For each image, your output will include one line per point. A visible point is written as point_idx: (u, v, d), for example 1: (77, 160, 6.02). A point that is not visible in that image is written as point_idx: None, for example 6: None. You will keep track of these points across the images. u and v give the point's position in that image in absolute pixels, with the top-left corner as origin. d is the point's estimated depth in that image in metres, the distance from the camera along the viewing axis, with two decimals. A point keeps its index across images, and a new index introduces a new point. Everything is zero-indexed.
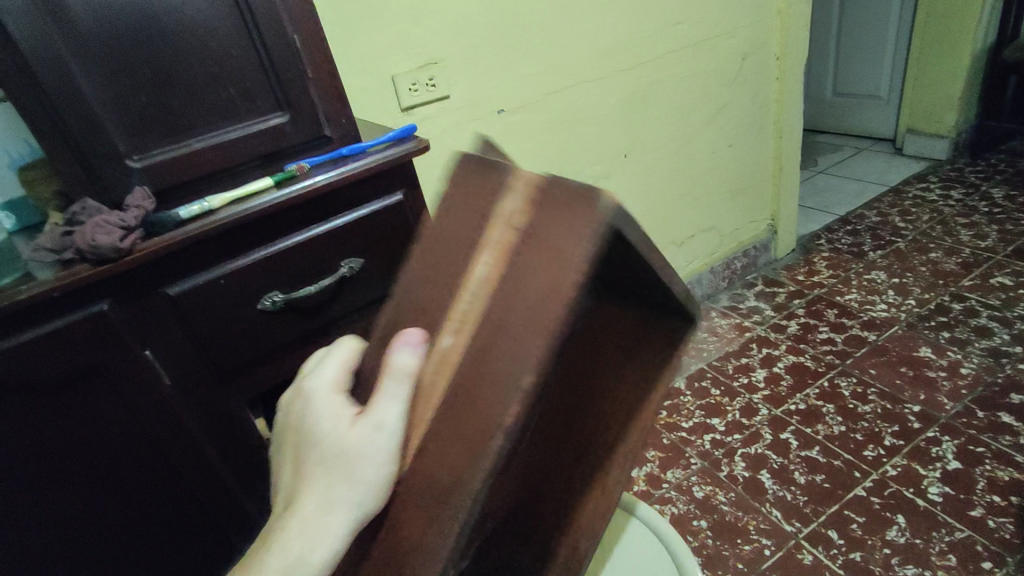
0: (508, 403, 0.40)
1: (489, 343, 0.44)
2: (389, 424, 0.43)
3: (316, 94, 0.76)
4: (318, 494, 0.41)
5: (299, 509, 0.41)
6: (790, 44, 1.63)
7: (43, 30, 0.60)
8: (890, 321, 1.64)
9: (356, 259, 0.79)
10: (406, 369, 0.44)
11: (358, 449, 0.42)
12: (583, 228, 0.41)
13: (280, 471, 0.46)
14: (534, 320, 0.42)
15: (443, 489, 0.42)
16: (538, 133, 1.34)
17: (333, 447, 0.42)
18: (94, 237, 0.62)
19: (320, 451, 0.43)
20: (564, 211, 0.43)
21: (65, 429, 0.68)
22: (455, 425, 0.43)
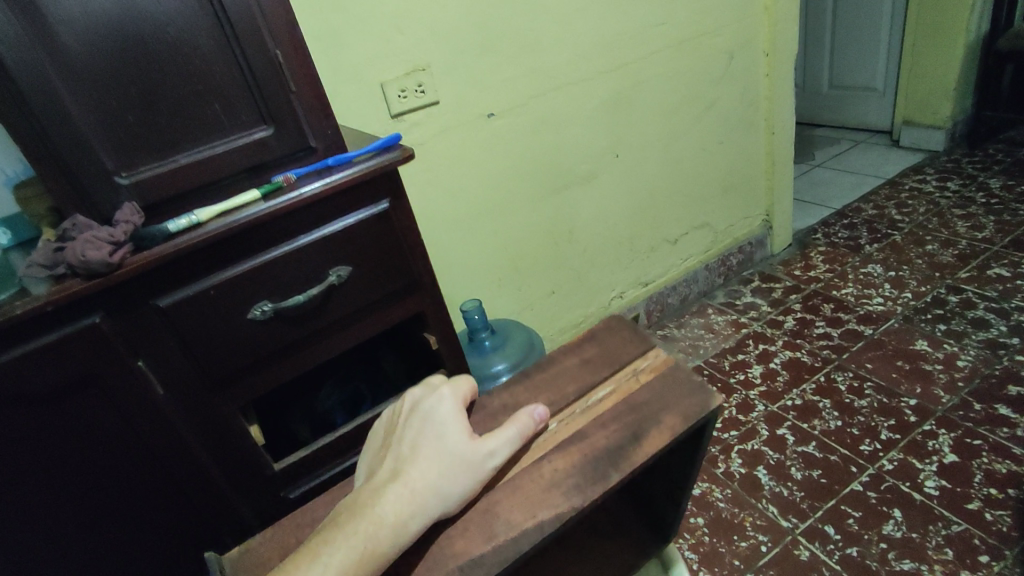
0: (593, 484, 0.65)
1: (589, 436, 0.71)
2: (496, 454, 0.66)
3: (299, 106, 0.77)
4: (439, 476, 0.61)
5: (424, 477, 0.60)
6: (779, 41, 1.63)
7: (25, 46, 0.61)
8: (886, 315, 1.64)
9: (344, 267, 0.80)
10: (519, 430, 0.69)
11: (474, 461, 0.64)
12: (687, 418, 0.70)
13: (399, 450, 0.64)
14: (625, 446, 0.68)
15: (515, 516, 0.64)
16: (528, 136, 1.35)
17: (461, 454, 0.64)
18: (84, 253, 0.64)
19: (450, 450, 0.64)
20: (673, 399, 0.73)
21: (63, 438, 0.70)
22: (533, 489, 0.66)
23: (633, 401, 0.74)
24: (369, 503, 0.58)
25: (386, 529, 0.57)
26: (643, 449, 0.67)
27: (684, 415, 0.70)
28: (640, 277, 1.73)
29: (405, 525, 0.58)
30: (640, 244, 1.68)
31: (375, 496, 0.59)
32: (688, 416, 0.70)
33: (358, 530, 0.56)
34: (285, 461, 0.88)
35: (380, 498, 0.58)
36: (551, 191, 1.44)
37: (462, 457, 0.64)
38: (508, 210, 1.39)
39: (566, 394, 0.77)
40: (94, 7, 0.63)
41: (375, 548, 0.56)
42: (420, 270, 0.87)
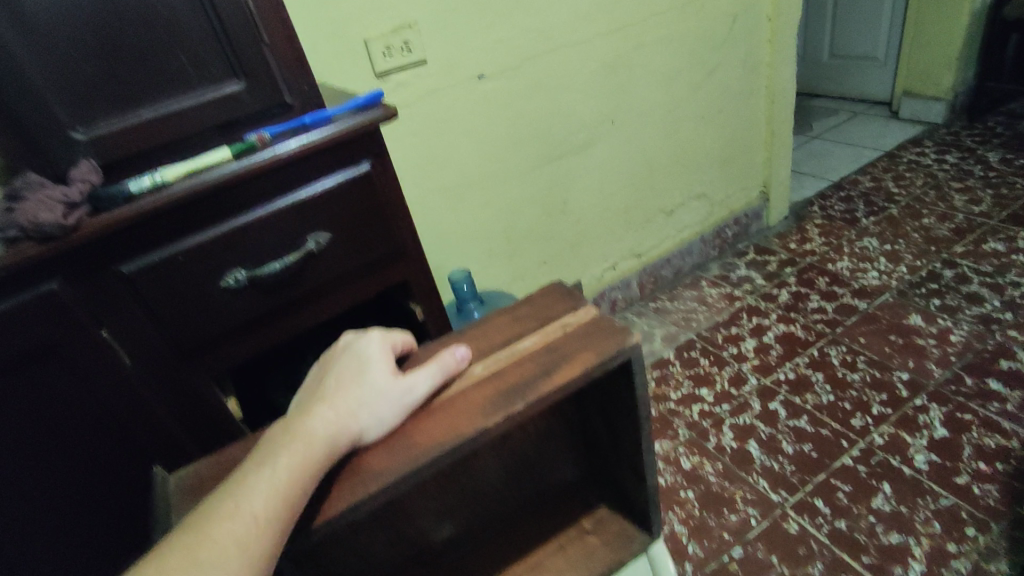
0: (489, 415, 0.47)
1: (500, 372, 0.52)
2: (417, 388, 0.49)
3: (273, 58, 0.71)
4: (356, 409, 0.46)
5: (337, 409, 0.46)
6: (782, 4, 1.57)
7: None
8: (881, 289, 1.62)
9: (324, 234, 0.75)
10: (451, 361, 0.52)
11: (394, 395, 0.48)
12: (603, 352, 0.50)
13: (311, 388, 0.49)
14: (536, 381, 0.49)
15: (417, 444, 0.47)
16: (520, 99, 1.29)
17: (379, 386, 0.48)
18: (36, 214, 0.59)
19: (365, 381, 0.48)
20: (596, 331, 0.53)
21: (24, 412, 0.66)
22: (453, 415, 0.48)
23: (556, 334, 0.54)
24: (266, 451, 0.43)
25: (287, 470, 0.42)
26: (551, 379, 0.49)
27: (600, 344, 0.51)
28: (633, 249, 1.69)
29: (310, 466, 0.43)
30: (634, 215, 1.64)
31: (273, 441, 0.44)
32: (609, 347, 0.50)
33: (250, 484, 0.41)
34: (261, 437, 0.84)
35: (275, 443, 0.43)
36: (543, 158, 1.39)
37: (374, 388, 0.48)
38: (498, 178, 1.34)
39: (486, 335, 0.58)
40: None
41: (271, 501, 0.40)
42: (405, 238, 0.83)
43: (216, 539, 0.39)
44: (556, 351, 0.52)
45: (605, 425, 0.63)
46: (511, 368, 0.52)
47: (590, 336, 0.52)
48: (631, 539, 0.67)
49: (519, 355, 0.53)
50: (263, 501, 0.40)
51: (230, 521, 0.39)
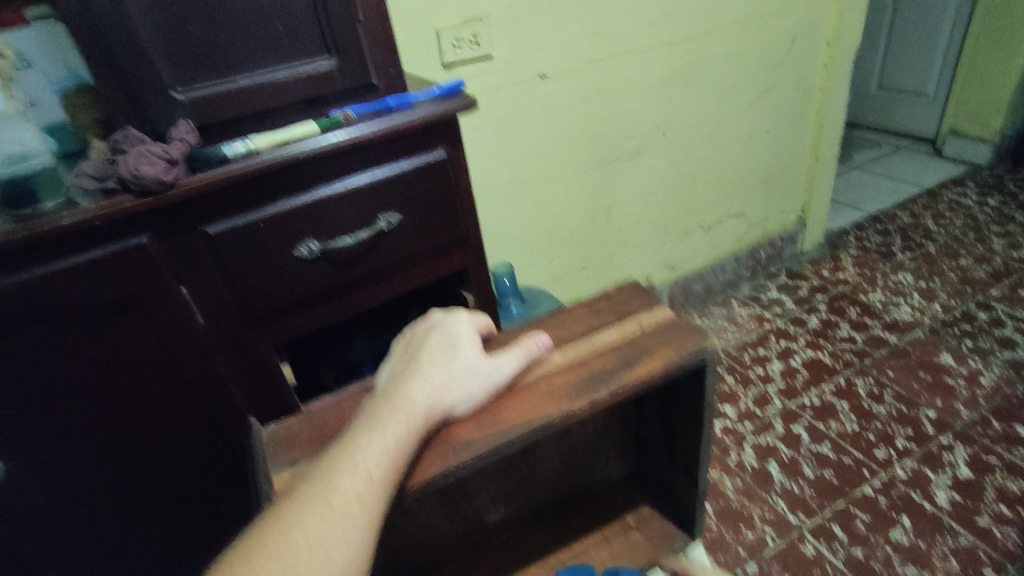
0: (574, 399, 0.50)
1: (582, 361, 0.55)
2: (502, 369, 0.53)
3: (365, 39, 0.73)
4: (448, 384, 0.50)
5: (433, 382, 0.49)
6: (842, 31, 1.57)
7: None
8: (913, 325, 1.61)
9: (394, 214, 0.77)
10: (531, 346, 0.55)
11: (482, 373, 0.52)
12: (684, 350, 0.53)
13: (402, 358, 0.52)
14: (619, 373, 0.52)
15: (505, 420, 0.50)
16: (577, 102, 1.31)
17: (468, 363, 0.51)
18: (137, 167, 0.61)
19: (455, 358, 0.51)
20: (676, 330, 0.56)
21: (101, 357, 0.69)
22: (535, 397, 0.52)
23: (635, 330, 0.57)
24: (372, 417, 0.46)
25: (397, 436, 0.45)
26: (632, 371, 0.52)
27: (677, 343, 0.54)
28: (669, 261, 1.71)
29: (414, 434, 0.46)
30: (673, 227, 1.65)
31: (378, 409, 0.47)
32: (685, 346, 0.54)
33: (364, 446, 0.44)
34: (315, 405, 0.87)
35: (380, 412, 0.47)
36: (592, 162, 1.40)
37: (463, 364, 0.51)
38: (547, 177, 1.36)
39: (564, 325, 0.61)
40: None
41: (382, 461, 0.44)
42: (468, 226, 0.85)
43: (335, 496, 0.41)
44: (637, 347, 0.55)
45: (663, 428, 0.66)
46: (594, 359, 0.55)
47: (671, 336, 0.55)
48: (673, 537, 0.70)
49: (599, 347, 0.56)
50: (377, 461, 0.43)
51: (349, 478, 0.42)
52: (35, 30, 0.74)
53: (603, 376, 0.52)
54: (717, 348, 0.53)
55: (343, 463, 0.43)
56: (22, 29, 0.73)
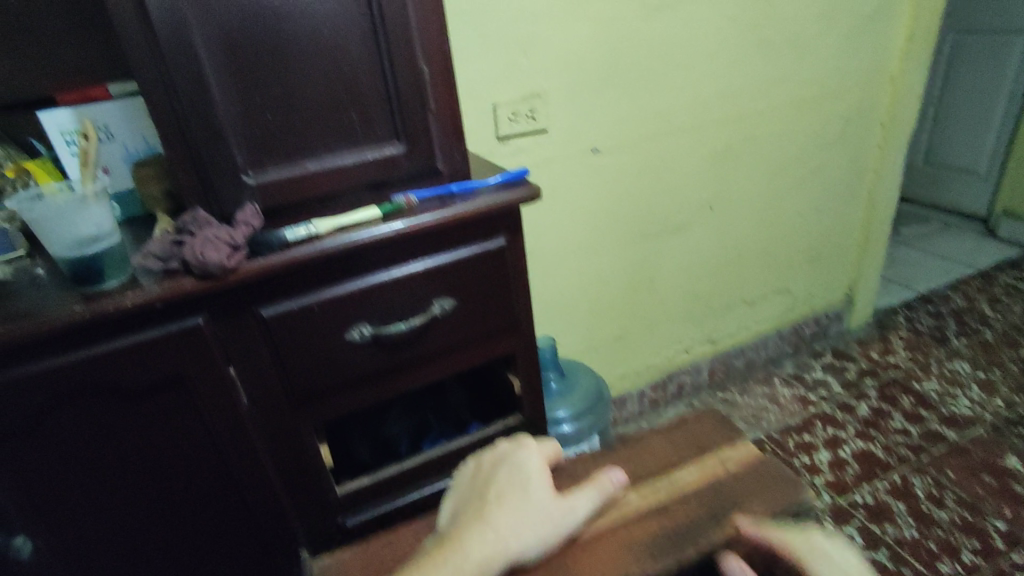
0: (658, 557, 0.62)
1: (659, 513, 0.68)
2: (574, 512, 0.62)
3: (435, 126, 0.72)
4: (519, 519, 0.59)
5: (507, 528, 0.58)
6: (899, 113, 1.54)
7: (180, 22, 0.58)
8: (973, 420, 1.51)
9: (449, 300, 0.75)
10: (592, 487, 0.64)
11: (551, 511, 0.61)
12: (756, 510, 0.67)
13: (482, 494, 0.63)
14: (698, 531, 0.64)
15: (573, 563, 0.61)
16: (628, 176, 1.29)
17: (536, 496, 0.62)
18: (202, 253, 0.61)
19: (526, 494, 0.62)
20: (753, 488, 0.70)
21: (142, 435, 0.67)
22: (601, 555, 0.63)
23: (700, 474, 0.72)
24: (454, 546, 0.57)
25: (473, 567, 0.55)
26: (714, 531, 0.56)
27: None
28: (710, 335, 1.65)
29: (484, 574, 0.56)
30: (716, 301, 1.60)
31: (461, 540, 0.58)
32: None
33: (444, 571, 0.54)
34: (350, 486, 0.84)
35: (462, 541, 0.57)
36: (639, 236, 1.38)
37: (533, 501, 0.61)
38: (593, 249, 1.34)
39: None
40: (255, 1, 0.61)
41: None
42: (521, 312, 0.82)
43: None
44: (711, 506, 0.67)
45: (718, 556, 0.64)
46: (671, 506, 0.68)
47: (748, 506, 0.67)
48: None
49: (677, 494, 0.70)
50: None
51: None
52: (120, 105, 0.77)
53: (685, 534, 0.64)
54: (791, 506, 0.67)
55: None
56: (109, 104, 0.77)
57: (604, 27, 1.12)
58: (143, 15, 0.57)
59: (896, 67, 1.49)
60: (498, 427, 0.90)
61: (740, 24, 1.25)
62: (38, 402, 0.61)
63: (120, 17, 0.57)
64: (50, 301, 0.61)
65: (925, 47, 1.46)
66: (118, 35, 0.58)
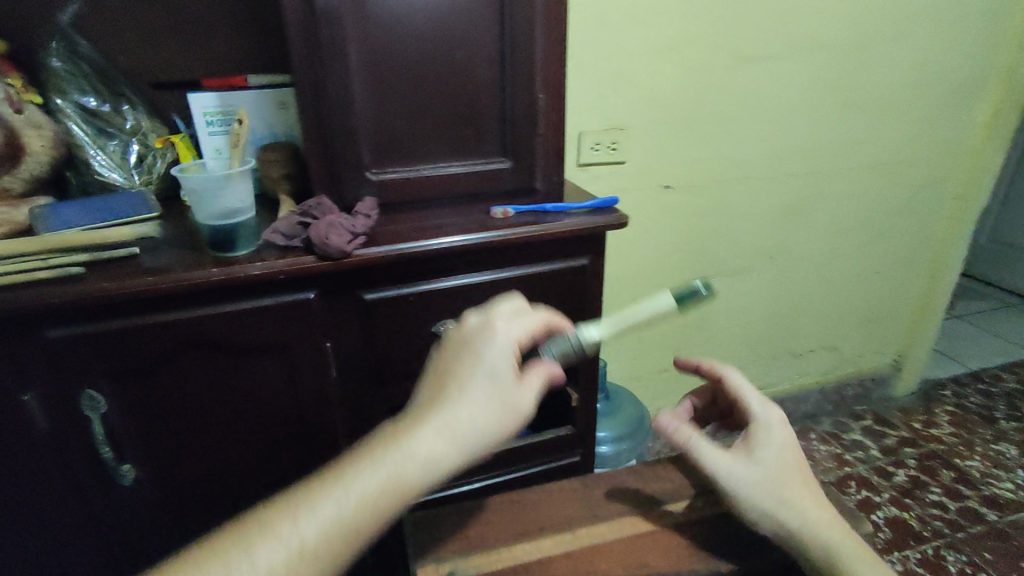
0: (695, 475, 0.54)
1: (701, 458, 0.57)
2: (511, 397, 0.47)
3: (540, 149, 0.78)
4: (483, 415, 0.46)
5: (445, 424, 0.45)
6: (972, 187, 1.54)
7: (341, 33, 0.66)
8: (1016, 505, 1.48)
9: (528, 308, 0.81)
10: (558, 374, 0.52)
11: (522, 399, 0.48)
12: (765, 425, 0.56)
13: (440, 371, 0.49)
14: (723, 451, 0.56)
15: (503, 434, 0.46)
16: (695, 215, 1.33)
17: (500, 385, 0.47)
18: (327, 236, 0.67)
19: (506, 383, 0.48)
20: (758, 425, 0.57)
21: (241, 391, 0.74)
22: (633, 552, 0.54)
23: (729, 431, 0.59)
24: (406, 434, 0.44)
25: (382, 484, 0.42)
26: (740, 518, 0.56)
27: (785, 461, 0.54)
28: (752, 381, 1.66)
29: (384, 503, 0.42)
30: (764, 348, 1.62)
31: (416, 428, 0.44)
32: (814, 512, 0.51)
33: (319, 503, 0.42)
34: None
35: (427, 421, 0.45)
36: (697, 274, 1.41)
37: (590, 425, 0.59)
38: (650, 281, 1.38)
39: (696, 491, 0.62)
40: (406, 22, 0.68)
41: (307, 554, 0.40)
42: None
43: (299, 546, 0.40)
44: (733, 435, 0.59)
45: None
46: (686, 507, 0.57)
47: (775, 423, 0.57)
48: None
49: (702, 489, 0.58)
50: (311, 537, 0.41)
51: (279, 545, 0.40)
52: (256, 94, 0.86)
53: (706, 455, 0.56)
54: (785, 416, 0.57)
55: (306, 512, 0.41)
56: (246, 92, 0.86)
57: (693, 72, 1.17)
58: (312, 24, 0.65)
59: (975, 141, 1.50)
60: (548, 435, 0.94)
61: (825, 84, 1.29)
62: (164, 345, 0.68)
63: (293, 21, 0.64)
64: (186, 260, 0.69)
65: (1007, 126, 1.47)
66: (285, 35, 0.66)
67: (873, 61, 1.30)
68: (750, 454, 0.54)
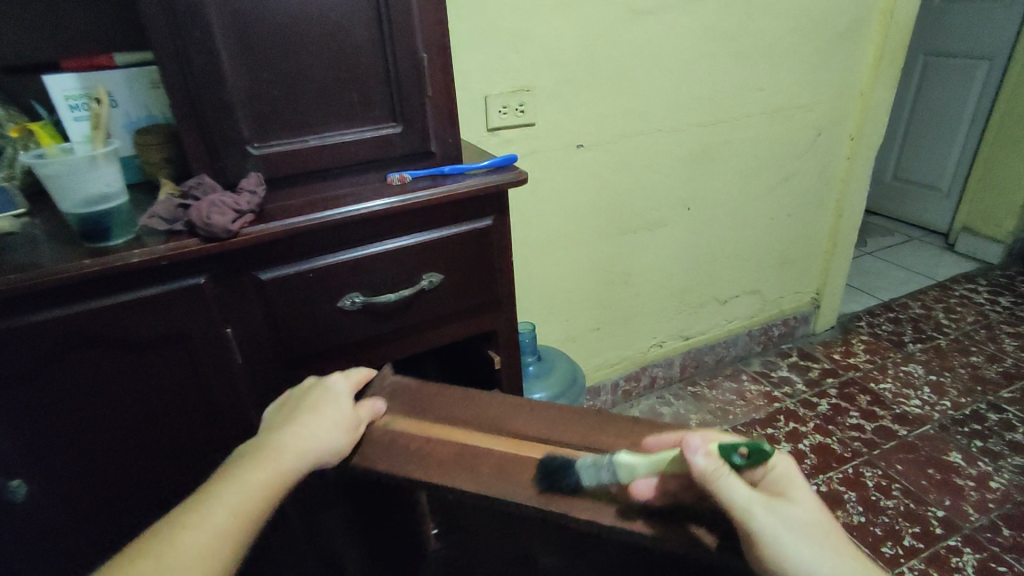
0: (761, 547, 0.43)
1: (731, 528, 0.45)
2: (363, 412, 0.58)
3: (430, 110, 0.77)
4: (317, 436, 0.54)
5: (311, 427, 0.55)
6: (866, 127, 1.63)
7: None
8: (923, 419, 1.61)
9: (436, 274, 0.80)
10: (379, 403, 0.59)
11: (353, 424, 0.56)
12: (783, 479, 0.46)
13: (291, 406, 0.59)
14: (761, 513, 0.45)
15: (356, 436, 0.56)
16: (609, 172, 1.35)
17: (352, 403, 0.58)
18: (209, 215, 0.64)
19: (334, 409, 0.57)
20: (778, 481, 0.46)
21: (138, 387, 0.70)
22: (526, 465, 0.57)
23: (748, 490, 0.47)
24: (263, 448, 0.53)
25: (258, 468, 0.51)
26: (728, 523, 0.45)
27: (813, 510, 0.46)
28: (683, 330, 1.72)
29: (271, 487, 0.51)
30: (691, 298, 1.68)
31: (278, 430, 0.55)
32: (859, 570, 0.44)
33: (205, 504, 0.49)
34: None
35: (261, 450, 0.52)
36: (620, 230, 1.44)
37: (593, 460, 0.49)
38: (572, 242, 1.39)
39: None
40: None
41: (221, 522, 0.48)
42: (504, 290, 0.87)
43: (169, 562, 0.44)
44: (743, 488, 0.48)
45: None
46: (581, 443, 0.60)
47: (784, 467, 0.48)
48: None
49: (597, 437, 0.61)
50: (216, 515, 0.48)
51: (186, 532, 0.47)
52: (125, 74, 0.80)
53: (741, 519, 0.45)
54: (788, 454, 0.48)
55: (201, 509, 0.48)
56: (113, 72, 0.79)
57: (591, 28, 1.17)
58: None
59: (865, 82, 1.58)
60: None
61: (721, 33, 1.32)
62: (40, 347, 0.63)
63: None
64: (56, 254, 0.64)
65: (892, 65, 1.55)
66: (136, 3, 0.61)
67: (764, 8, 1.35)
68: (793, 519, 0.44)
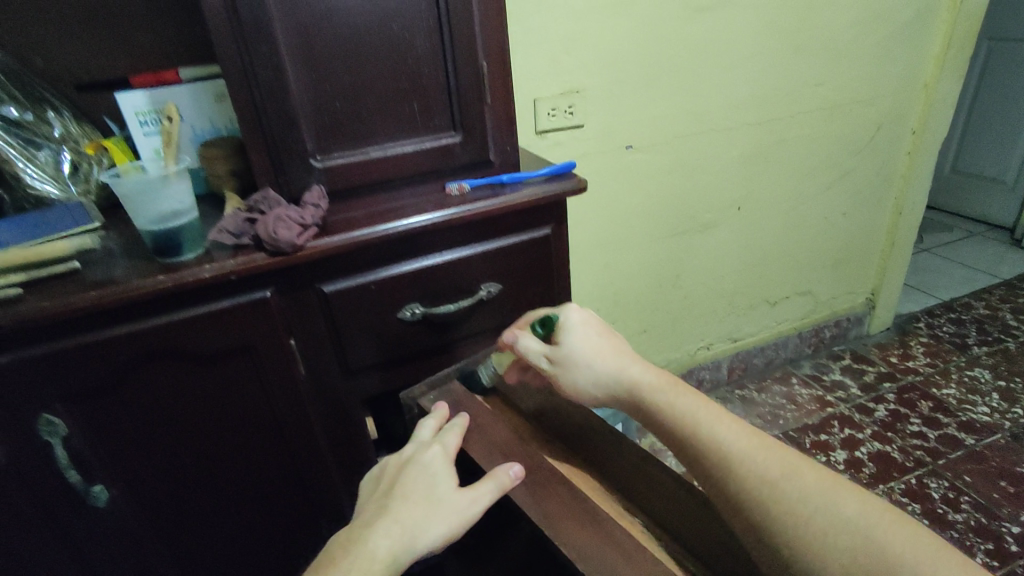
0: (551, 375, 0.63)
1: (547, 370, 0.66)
2: (465, 505, 0.51)
3: (490, 119, 0.76)
4: (421, 523, 0.50)
5: (401, 523, 0.50)
6: (931, 121, 1.55)
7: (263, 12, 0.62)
8: (991, 427, 1.52)
9: (494, 284, 0.79)
10: (498, 482, 0.53)
11: (453, 508, 0.51)
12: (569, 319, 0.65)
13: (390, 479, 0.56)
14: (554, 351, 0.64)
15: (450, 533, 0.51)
16: (659, 173, 1.31)
17: (456, 492, 0.52)
18: (276, 230, 0.65)
19: (433, 496, 0.52)
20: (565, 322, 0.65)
21: (208, 397, 0.72)
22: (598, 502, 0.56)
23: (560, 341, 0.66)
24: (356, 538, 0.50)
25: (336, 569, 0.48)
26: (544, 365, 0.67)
27: (595, 342, 0.63)
28: (731, 332, 1.68)
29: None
30: (740, 299, 1.63)
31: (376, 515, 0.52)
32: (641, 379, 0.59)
33: None
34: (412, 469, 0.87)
35: (364, 535, 0.50)
36: (668, 231, 1.41)
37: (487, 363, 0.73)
38: (620, 244, 1.37)
39: None
40: None
41: None
42: (561, 297, 0.86)
43: None
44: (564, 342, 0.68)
45: None
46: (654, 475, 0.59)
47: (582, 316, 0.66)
48: None
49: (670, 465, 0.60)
50: None
51: None
52: (190, 88, 0.81)
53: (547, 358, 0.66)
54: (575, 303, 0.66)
55: None
56: (179, 87, 0.81)
57: (643, 27, 1.14)
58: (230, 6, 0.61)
59: (931, 74, 1.50)
60: None
61: (778, 28, 1.27)
62: (118, 361, 0.65)
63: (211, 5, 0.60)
64: (131, 270, 0.65)
65: (961, 56, 1.47)
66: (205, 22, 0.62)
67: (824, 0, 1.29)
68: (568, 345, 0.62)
